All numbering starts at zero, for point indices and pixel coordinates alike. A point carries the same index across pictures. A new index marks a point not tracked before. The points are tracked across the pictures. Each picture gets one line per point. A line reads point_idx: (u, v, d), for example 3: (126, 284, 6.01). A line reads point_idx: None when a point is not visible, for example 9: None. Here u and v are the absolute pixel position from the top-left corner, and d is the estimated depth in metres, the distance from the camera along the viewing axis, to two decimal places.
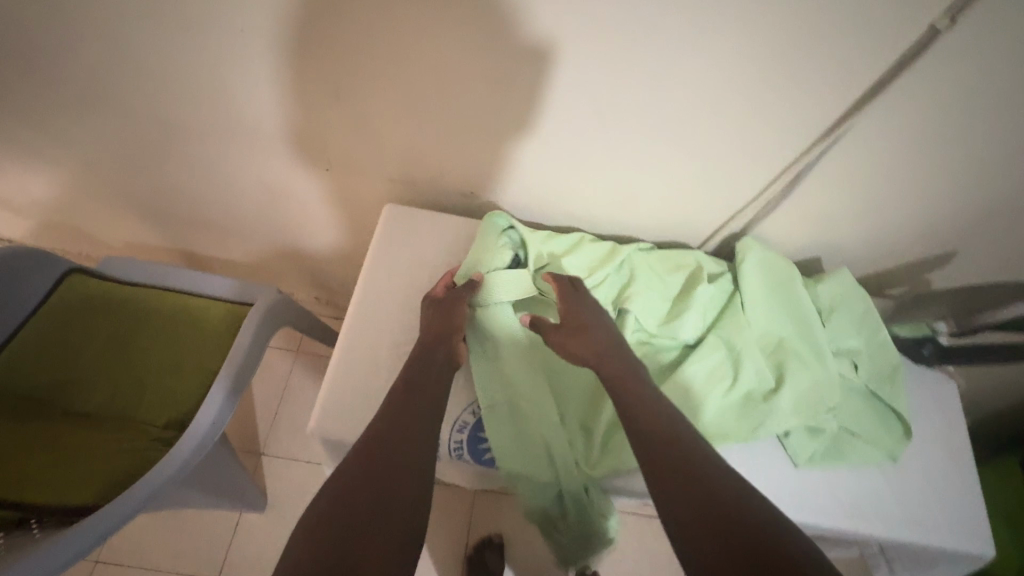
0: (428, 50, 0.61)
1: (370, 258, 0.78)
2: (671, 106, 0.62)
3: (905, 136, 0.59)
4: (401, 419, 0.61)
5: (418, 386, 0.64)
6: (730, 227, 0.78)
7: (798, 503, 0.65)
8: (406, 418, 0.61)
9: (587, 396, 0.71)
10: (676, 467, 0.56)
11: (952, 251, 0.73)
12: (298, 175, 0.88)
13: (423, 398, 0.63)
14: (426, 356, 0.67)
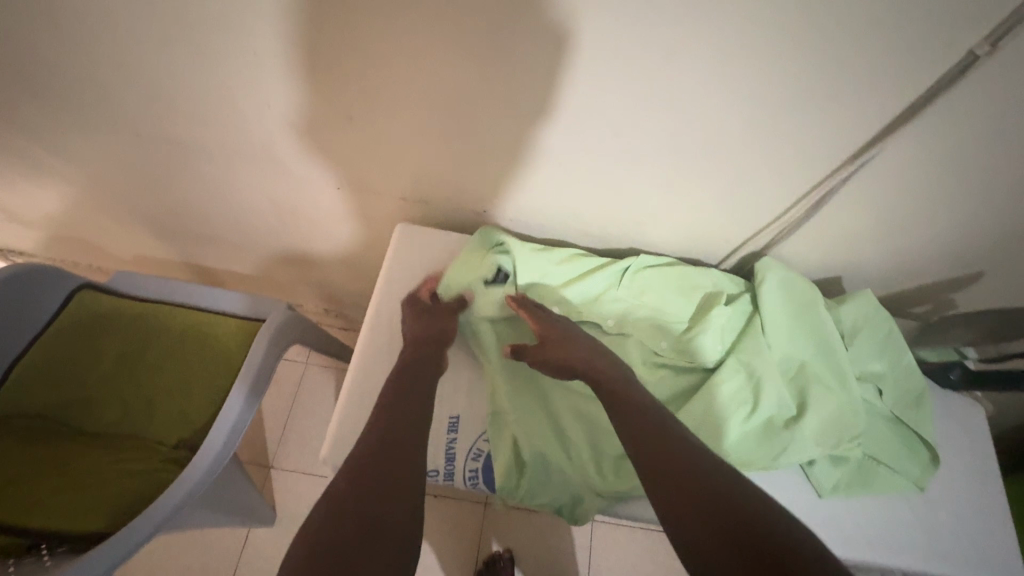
0: (447, 72, 0.61)
1: (383, 278, 0.77)
2: (690, 131, 0.61)
3: (934, 159, 0.58)
4: (400, 427, 0.60)
5: (414, 399, 0.63)
6: (749, 245, 0.76)
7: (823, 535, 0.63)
8: (405, 433, 0.60)
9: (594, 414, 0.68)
10: (678, 472, 0.54)
11: (978, 273, 0.71)
12: (310, 191, 0.88)
13: (416, 409, 0.63)
14: (418, 369, 0.66)
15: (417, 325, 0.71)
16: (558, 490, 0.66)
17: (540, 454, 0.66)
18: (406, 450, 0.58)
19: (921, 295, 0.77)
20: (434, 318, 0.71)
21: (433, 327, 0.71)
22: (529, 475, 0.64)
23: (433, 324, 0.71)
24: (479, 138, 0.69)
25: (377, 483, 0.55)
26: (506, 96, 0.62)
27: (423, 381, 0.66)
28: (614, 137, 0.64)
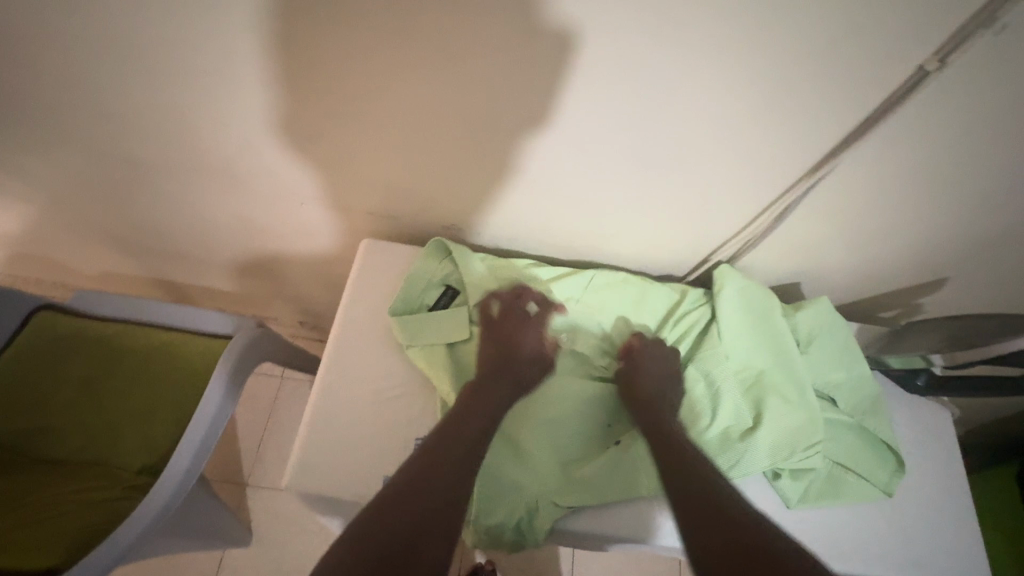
0: (405, 93, 0.59)
1: (349, 293, 0.71)
2: (654, 147, 0.61)
3: (893, 168, 0.58)
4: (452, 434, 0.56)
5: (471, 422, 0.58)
6: (717, 257, 0.76)
7: None
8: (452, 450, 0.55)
9: (573, 423, 0.66)
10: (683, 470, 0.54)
11: (944, 278, 0.72)
12: (272, 207, 0.85)
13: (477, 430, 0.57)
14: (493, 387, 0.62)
15: (499, 328, 0.67)
16: (510, 509, 0.61)
17: (490, 468, 0.62)
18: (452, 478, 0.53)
19: (889, 300, 0.78)
20: (508, 334, 0.67)
21: (521, 348, 0.66)
22: (486, 480, 0.61)
23: (519, 339, 0.66)
24: (443, 155, 0.67)
25: (417, 511, 0.49)
26: (466, 115, 0.61)
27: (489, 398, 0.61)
28: (579, 154, 0.63)
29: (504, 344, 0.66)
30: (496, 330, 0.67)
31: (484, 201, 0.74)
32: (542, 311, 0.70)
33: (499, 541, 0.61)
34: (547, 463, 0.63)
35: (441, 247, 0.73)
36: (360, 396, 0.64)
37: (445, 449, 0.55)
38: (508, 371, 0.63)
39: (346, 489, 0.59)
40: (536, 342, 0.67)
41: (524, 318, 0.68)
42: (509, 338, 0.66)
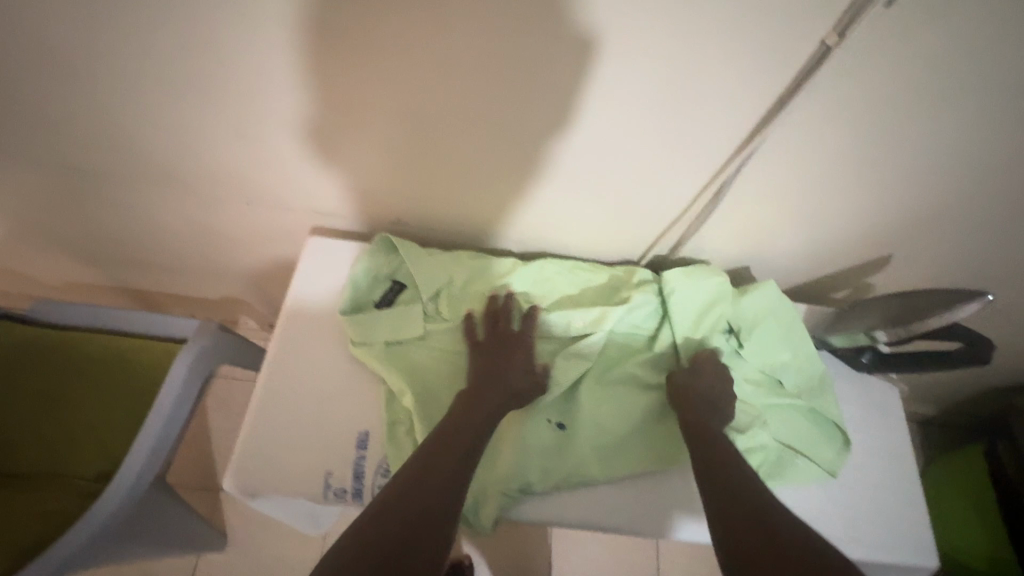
0: (334, 90, 0.59)
1: (294, 290, 0.70)
2: (583, 134, 0.61)
3: (817, 145, 0.59)
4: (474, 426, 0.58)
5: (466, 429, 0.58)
6: (662, 244, 0.77)
7: None
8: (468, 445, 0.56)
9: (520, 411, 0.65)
10: (726, 467, 0.57)
11: (886, 256, 0.74)
12: (222, 211, 0.85)
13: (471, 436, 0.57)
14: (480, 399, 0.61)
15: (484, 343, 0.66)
16: None
17: None
18: (446, 481, 0.53)
19: (839, 278, 0.80)
20: (497, 352, 0.65)
21: (509, 365, 0.64)
22: None
23: (505, 357, 0.65)
24: (381, 153, 0.67)
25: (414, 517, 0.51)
26: (397, 112, 0.61)
27: (478, 411, 0.60)
28: (511, 144, 0.63)
29: (490, 365, 0.64)
30: (483, 347, 0.66)
31: (428, 198, 0.74)
32: (526, 323, 0.67)
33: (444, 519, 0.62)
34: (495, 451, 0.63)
35: (387, 243, 0.72)
36: (306, 394, 0.64)
37: (439, 458, 0.55)
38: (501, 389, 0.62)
39: (289, 488, 0.59)
40: (522, 359, 0.65)
41: (509, 335, 0.66)
42: (494, 357, 0.65)
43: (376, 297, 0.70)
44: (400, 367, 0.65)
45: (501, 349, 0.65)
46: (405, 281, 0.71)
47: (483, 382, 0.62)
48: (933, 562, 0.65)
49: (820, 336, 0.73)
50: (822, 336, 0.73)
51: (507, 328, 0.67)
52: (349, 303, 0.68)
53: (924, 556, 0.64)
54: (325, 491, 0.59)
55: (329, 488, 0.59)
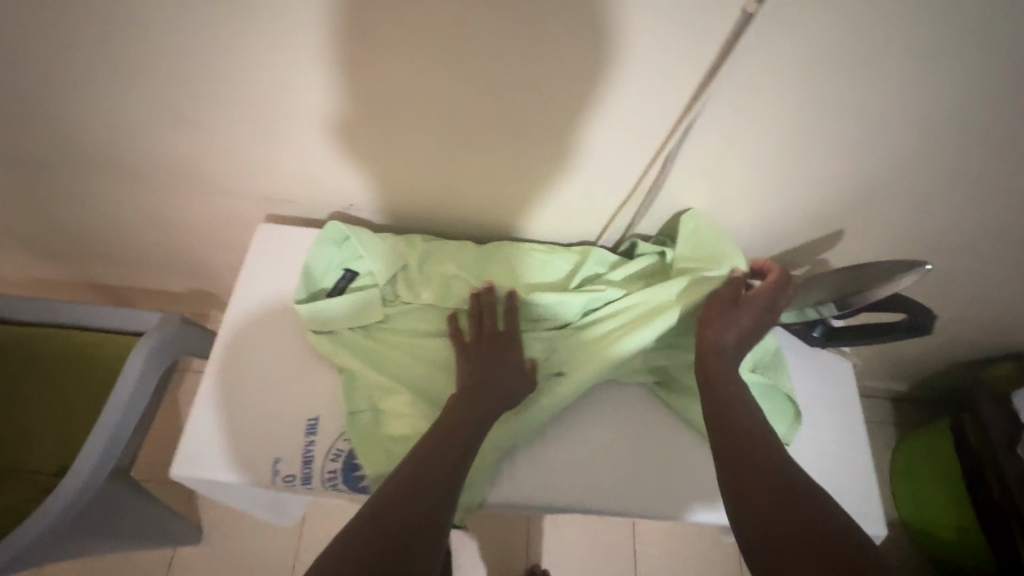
0: (267, 66, 0.58)
1: (242, 280, 0.69)
2: (524, 112, 0.61)
3: (752, 113, 0.60)
4: (471, 414, 0.57)
5: (463, 426, 0.56)
6: (618, 220, 0.78)
7: (680, 497, 0.65)
8: (465, 435, 0.56)
9: None
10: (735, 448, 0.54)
11: (838, 231, 0.80)
12: (177, 200, 0.84)
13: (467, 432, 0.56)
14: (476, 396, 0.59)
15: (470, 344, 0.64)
16: None
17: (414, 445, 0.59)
18: (445, 476, 0.53)
19: (796, 253, 0.85)
20: (485, 353, 0.63)
21: (497, 366, 0.62)
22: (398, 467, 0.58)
23: (492, 357, 0.62)
24: (324, 133, 0.66)
25: (410, 514, 0.49)
26: (335, 91, 0.60)
27: (473, 404, 0.58)
28: (452, 124, 0.63)
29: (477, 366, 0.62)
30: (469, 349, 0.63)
31: (380, 180, 0.73)
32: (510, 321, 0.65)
33: None
34: None
35: (338, 230, 0.69)
36: (256, 378, 0.63)
37: (439, 452, 0.54)
38: (490, 391, 0.60)
39: (236, 475, 0.58)
40: (509, 359, 0.63)
41: (494, 334, 0.64)
42: (481, 357, 0.62)
43: (329, 285, 0.68)
44: (357, 353, 0.63)
45: (490, 345, 0.63)
46: (360, 267, 0.69)
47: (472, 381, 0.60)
48: (884, 533, 0.65)
49: None
50: None
51: (488, 322, 0.65)
52: (300, 294, 0.66)
53: (873, 526, 0.65)
54: (273, 477, 0.58)
55: (278, 475, 0.58)
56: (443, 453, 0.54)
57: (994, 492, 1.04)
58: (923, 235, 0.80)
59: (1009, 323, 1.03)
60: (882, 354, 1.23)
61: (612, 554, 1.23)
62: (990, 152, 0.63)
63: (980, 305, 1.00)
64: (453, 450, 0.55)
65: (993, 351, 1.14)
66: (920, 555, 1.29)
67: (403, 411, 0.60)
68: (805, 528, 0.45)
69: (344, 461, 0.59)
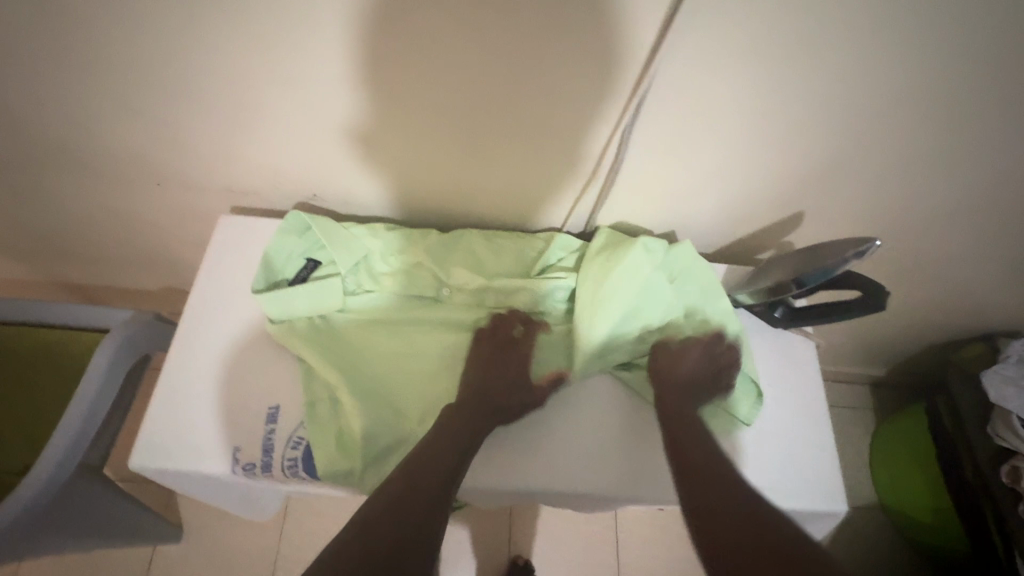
0: (218, 49, 0.59)
1: (202, 271, 0.68)
2: (477, 92, 0.62)
3: (697, 90, 0.61)
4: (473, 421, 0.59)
5: (455, 443, 0.57)
6: (580, 205, 0.78)
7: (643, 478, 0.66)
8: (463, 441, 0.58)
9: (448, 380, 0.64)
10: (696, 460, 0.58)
11: (798, 212, 0.80)
12: (141, 196, 0.84)
13: (456, 447, 0.57)
14: (479, 405, 0.60)
15: (487, 343, 0.64)
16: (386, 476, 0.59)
17: (376, 433, 0.59)
18: (441, 479, 0.55)
19: (760, 236, 0.85)
20: (497, 361, 0.63)
21: (510, 375, 0.63)
22: (361, 454, 0.58)
23: (506, 363, 0.63)
24: (280, 119, 0.66)
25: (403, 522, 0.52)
26: (287, 74, 0.61)
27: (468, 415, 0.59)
28: (405, 108, 0.64)
29: (491, 368, 0.63)
30: (485, 348, 0.64)
31: (341, 166, 0.74)
32: (529, 331, 0.66)
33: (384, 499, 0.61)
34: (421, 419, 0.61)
35: (298, 219, 0.69)
36: (216, 368, 0.63)
37: (438, 456, 0.56)
38: (493, 400, 0.61)
39: (196, 464, 0.58)
40: (523, 370, 0.64)
41: (513, 340, 0.65)
42: (497, 360, 0.63)
43: (290, 274, 0.68)
44: (317, 341, 0.63)
45: (506, 355, 0.64)
46: (320, 256, 0.69)
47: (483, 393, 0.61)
48: (843, 510, 0.66)
49: (734, 294, 0.74)
50: (736, 294, 0.74)
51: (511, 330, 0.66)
52: (259, 283, 0.66)
53: (833, 504, 0.65)
54: (232, 466, 0.58)
55: (237, 463, 0.58)
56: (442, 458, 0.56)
57: (969, 474, 1.04)
58: (882, 214, 0.81)
59: (974, 302, 1.05)
60: (854, 338, 1.24)
61: (593, 543, 1.24)
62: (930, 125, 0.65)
63: (944, 285, 1.01)
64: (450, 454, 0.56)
65: (962, 332, 1.16)
66: (910, 548, 1.27)
67: (353, 404, 0.59)
68: (769, 549, 0.48)
69: (304, 448, 0.60)
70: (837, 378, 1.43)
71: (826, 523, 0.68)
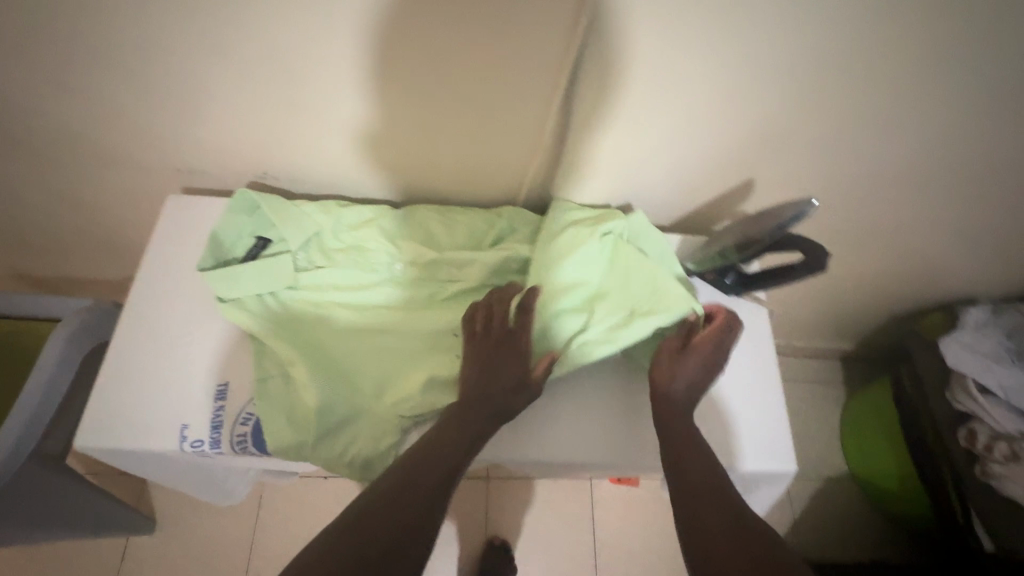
0: (145, 17, 0.57)
1: (148, 253, 0.68)
2: (416, 62, 0.61)
3: (632, 56, 0.61)
4: (476, 420, 0.58)
5: (450, 451, 0.56)
6: (532, 179, 0.78)
7: (594, 445, 0.67)
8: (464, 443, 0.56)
9: (401, 355, 0.64)
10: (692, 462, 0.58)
11: (749, 179, 0.81)
12: (83, 185, 0.82)
13: (455, 454, 0.56)
14: (474, 405, 0.58)
15: (480, 340, 0.62)
16: (342, 450, 0.59)
17: (327, 407, 0.59)
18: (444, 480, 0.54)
19: (716, 204, 0.86)
20: (492, 349, 0.61)
21: (501, 371, 0.60)
22: (312, 428, 0.58)
23: (498, 359, 0.60)
24: (216, 93, 0.65)
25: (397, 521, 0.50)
26: (220, 41, 0.59)
27: (472, 413, 0.58)
28: (341, 77, 0.63)
29: (483, 365, 0.61)
30: (477, 345, 0.62)
31: (287, 141, 0.73)
32: (520, 325, 0.62)
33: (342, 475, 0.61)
34: (373, 391, 0.61)
35: (244, 198, 0.68)
36: (160, 348, 0.63)
37: (439, 457, 0.55)
38: (482, 400, 0.58)
39: (144, 443, 0.58)
40: (515, 366, 0.60)
41: (504, 334, 0.62)
42: (488, 357, 0.61)
43: (240, 253, 0.68)
44: (266, 320, 0.63)
45: (502, 343, 0.62)
46: (269, 235, 0.68)
47: (484, 387, 0.59)
48: (794, 470, 0.67)
49: (687, 261, 0.76)
50: (690, 260, 0.75)
51: (503, 317, 0.63)
52: (208, 263, 0.66)
53: (783, 463, 0.67)
54: (180, 443, 0.58)
55: (185, 441, 0.58)
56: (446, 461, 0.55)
57: (929, 440, 1.07)
58: (832, 179, 0.82)
59: (936, 270, 1.06)
60: (822, 310, 1.25)
61: (571, 520, 1.25)
62: (869, 85, 0.66)
63: (902, 254, 1.02)
64: (453, 456, 0.55)
65: (925, 301, 1.17)
66: (878, 515, 1.30)
67: (307, 381, 0.59)
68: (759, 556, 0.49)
69: (253, 425, 0.60)
70: (807, 353, 1.45)
71: (779, 484, 0.70)
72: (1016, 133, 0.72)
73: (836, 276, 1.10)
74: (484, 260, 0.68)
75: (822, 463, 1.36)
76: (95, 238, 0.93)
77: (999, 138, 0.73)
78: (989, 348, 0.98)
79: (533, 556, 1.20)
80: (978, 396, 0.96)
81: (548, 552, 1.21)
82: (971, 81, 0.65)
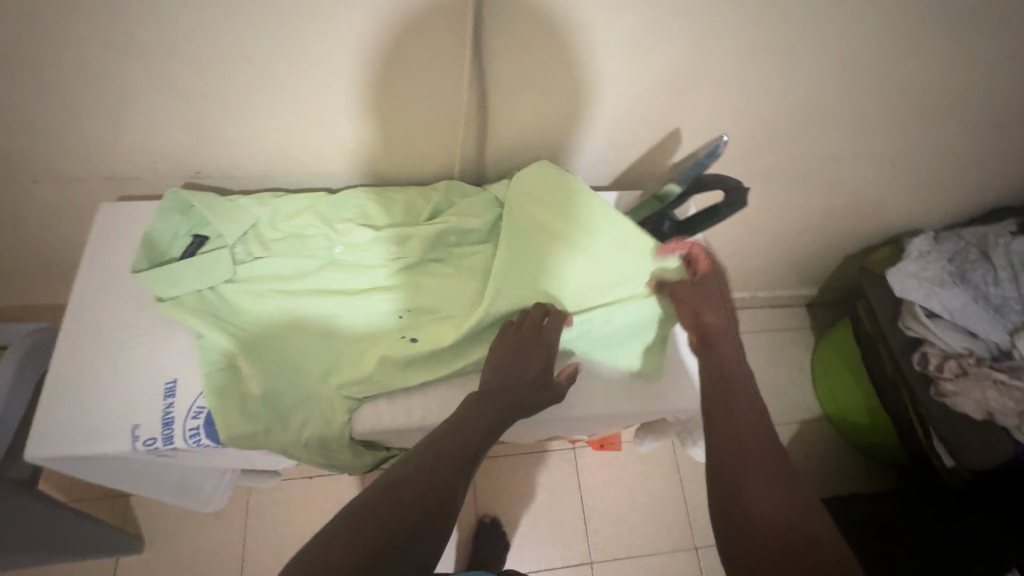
0: (28, 21, 0.55)
1: (87, 264, 0.70)
2: (320, 43, 0.61)
3: (536, 22, 0.61)
4: (472, 420, 0.56)
5: (456, 454, 0.52)
6: (466, 152, 0.79)
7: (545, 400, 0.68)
8: (467, 445, 0.53)
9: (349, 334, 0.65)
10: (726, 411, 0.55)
11: (676, 129, 0.82)
12: (9, 205, 0.79)
13: (469, 444, 0.54)
14: (489, 401, 0.58)
15: (509, 337, 0.62)
16: (296, 432, 0.60)
17: (276, 391, 0.60)
18: (452, 478, 0.50)
19: (651, 157, 0.88)
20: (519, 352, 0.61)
21: (531, 368, 0.60)
22: (262, 413, 0.59)
23: (527, 358, 0.61)
24: (127, 94, 0.65)
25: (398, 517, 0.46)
26: (113, 40, 0.58)
27: (484, 412, 0.57)
28: (250, 69, 0.63)
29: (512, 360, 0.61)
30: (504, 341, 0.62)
31: (209, 138, 0.72)
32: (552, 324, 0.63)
33: (304, 455, 0.63)
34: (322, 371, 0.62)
35: (178, 197, 0.69)
36: (106, 355, 0.64)
37: (439, 457, 0.51)
38: (506, 395, 0.58)
39: (97, 447, 0.59)
40: (544, 365, 0.61)
41: (534, 335, 0.62)
42: (518, 353, 0.61)
43: (180, 251, 0.69)
44: (212, 315, 0.64)
45: (528, 345, 0.62)
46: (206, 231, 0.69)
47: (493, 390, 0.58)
48: None
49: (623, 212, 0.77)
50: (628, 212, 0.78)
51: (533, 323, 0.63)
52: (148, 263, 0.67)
53: None
54: (134, 443, 0.59)
55: (138, 440, 0.60)
56: (445, 462, 0.51)
57: (888, 370, 1.09)
58: (758, 125, 0.84)
59: (877, 205, 1.09)
60: (779, 258, 1.28)
61: (557, 489, 1.27)
62: (772, 31, 0.67)
63: (842, 194, 1.05)
64: (454, 456, 0.52)
65: (875, 237, 1.20)
66: (855, 452, 1.34)
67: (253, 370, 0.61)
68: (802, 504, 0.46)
69: (206, 417, 0.61)
70: (770, 301, 1.48)
71: None
72: (923, 61, 0.74)
73: (786, 222, 1.13)
74: (423, 234, 0.70)
75: (798, 407, 1.40)
76: (39, 258, 0.92)
77: (908, 67, 0.75)
78: (933, 274, 1.01)
79: (524, 529, 1.22)
80: (927, 321, 1.00)
81: (537, 523, 1.23)
82: (868, 14, 0.66)
